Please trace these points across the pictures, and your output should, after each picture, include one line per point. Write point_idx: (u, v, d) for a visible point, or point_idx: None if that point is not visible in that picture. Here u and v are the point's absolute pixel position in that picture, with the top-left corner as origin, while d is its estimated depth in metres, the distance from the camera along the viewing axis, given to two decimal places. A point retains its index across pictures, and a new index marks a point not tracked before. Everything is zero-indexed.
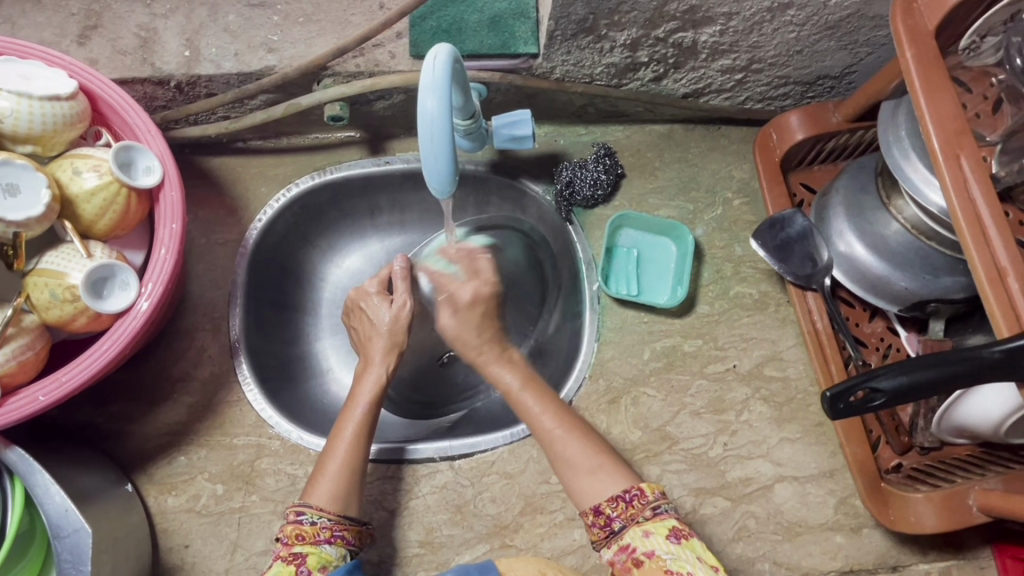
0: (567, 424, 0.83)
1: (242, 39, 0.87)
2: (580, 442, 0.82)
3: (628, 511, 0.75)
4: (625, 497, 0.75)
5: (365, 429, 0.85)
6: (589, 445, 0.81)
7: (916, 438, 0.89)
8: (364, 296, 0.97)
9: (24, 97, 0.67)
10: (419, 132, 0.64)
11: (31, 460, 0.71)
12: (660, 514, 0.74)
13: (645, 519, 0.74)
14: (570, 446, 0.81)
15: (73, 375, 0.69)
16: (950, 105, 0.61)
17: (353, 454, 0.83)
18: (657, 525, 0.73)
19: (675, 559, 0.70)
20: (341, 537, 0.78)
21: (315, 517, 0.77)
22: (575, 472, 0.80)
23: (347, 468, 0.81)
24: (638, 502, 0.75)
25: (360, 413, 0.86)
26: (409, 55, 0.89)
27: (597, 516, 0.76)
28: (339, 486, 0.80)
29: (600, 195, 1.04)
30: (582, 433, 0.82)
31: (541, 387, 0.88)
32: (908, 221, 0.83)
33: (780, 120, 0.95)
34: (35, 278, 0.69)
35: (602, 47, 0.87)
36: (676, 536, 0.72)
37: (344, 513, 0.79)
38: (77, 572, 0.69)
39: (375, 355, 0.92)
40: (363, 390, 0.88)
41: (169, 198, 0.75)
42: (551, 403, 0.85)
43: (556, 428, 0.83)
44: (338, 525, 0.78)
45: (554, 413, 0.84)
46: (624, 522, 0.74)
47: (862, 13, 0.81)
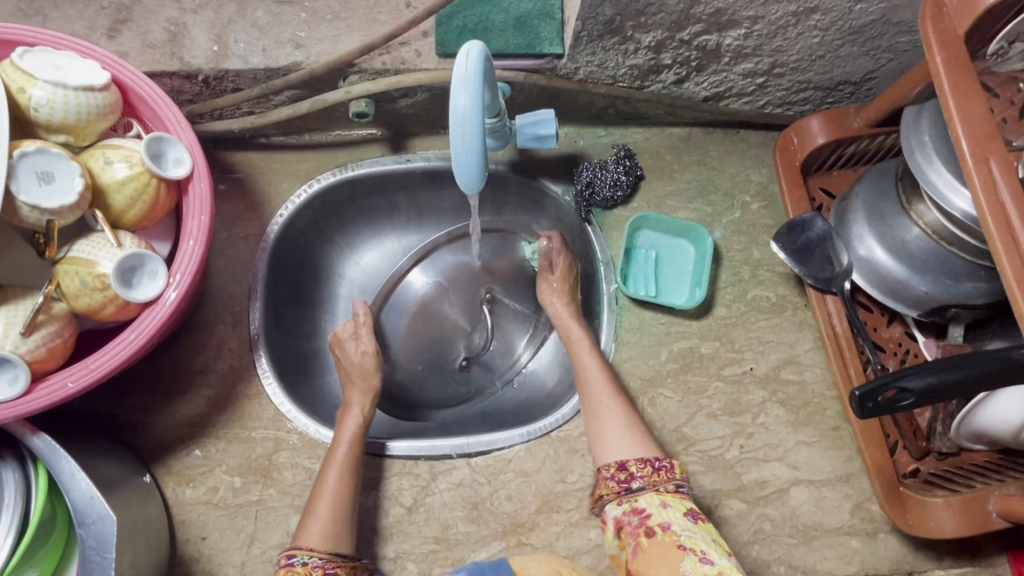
0: (613, 384, 0.90)
1: (270, 35, 0.88)
2: (620, 403, 0.87)
3: (652, 477, 0.78)
4: (653, 464, 0.79)
5: (350, 469, 0.86)
6: (628, 411, 0.86)
7: (934, 443, 0.89)
8: (337, 341, 1.00)
9: (59, 87, 0.68)
10: (451, 128, 0.65)
11: (57, 447, 0.72)
12: (681, 492, 0.77)
13: (666, 490, 0.77)
14: (614, 406, 0.87)
15: (102, 363, 0.70)
16: (980, 110, 0.61)
17: (341, 496, 0.83)
18: (675, 499, 0.76)
19: (690, 536, 0.72)
20: (335, 572, 0.79)
21: (305, 557, 0.78)
22: (608, 417, 0.86)
23: (337, 508, 0.82)
24: (665, 473, 0.78)
25: (342, 453, 0.87)
26: (435, 54, 0.89)
27: (619, 472, 0.79)
28: (330, 525, 0.81)
29: (620, 197, 1.04)
30: (623, 400, 0.88)
31: (599, 349, 0.95)
32: (928, 226, 0.83)
33: (801, 124, 0.95)
34: (65, 266, 0.69)
35: (627, 49, 0.87)
36: (693, 516, 0.74)
37: (335, 551, 0.80)
38: (101, 559, 0.69)
39: (354, 397, 0.94)
40: (344, 431, 0.89)
41: (197, 189, 0.75)
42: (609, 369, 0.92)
43: (604, 387, 0.89)
44: (329, 563, 0.79)
45: (608, 374, 0.91)
46: (643, 484, 0.78)
47: (887, 18, 0.82)
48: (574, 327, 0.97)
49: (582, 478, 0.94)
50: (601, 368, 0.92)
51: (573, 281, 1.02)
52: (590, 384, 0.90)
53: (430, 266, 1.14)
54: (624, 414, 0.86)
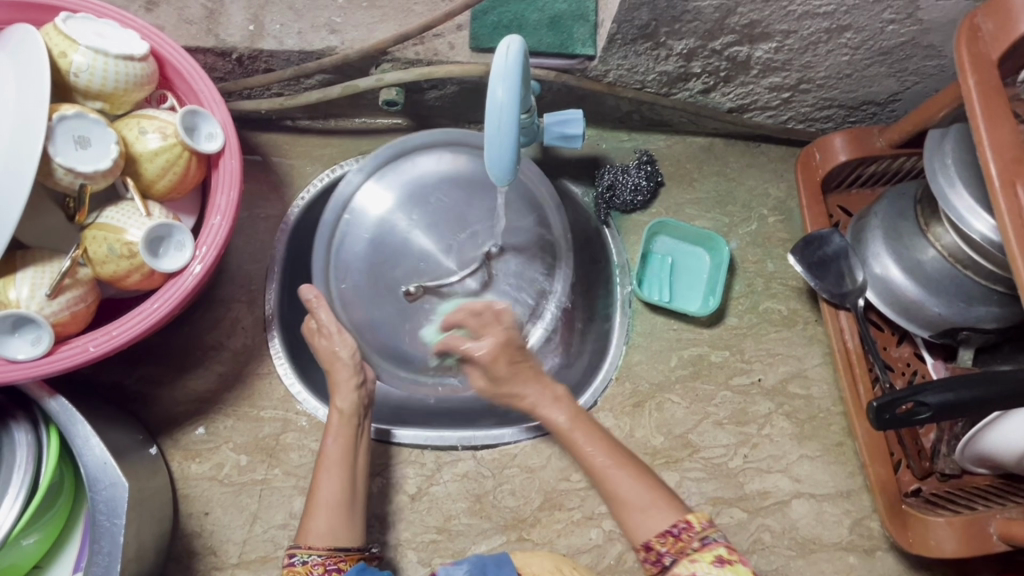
0: (617, 456, 0.77)
1: (306, 18, 0.89)
2: (632, 479, 0.76)
3: (675, 545, 0.71)
4: (672, 532, 0.72)
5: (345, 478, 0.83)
6: (640, 476, 0.76)
7: (938, 464, 0.89)
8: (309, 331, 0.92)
9: (100, 54, 0.68)
10: (487, 118, 0.66)
11: (73, 411, 0.72)
12: (707, 543, 0.70)
13: (692, 549, 0.70)
14: (622, 480, 0.76)
15: (124, 330, 0.70)
16: (1010, 133, 0.62)
17: (342, 480, 0.82)
18: (703, 554, 0.70)
19: None
20: (336, 568, 0.77)
21: (305, 556, 0.77)
22: (626, 506, 0.75)
23: (337, 501, 0.81)
24: (684, 535, 0.71)
25: (328, 449, 0.85)
26: (469, 47, 0.90)
27: (648, 552, 0.73)
28: (333, 521, 0.80)
29: (640, 202, 1.05)
30: (634, 469, 0.77)
31: (591, 423, 0.81)
32: (945, 249, 0.84)
33: (824, 140, 0.96)
34: (94, 232, 0.69)
35: (658, 54, 0.88)
36: (720, 561, 0.68)
37: (336, 546, 0.78)
38: (112, 525, 0.69)
39: (342, 381, 0.88)
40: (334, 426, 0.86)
41: (227, 165, 0.76)
42: (609, 440, 0.79)
43: (610, 464, 0.77)
44: (331, 559, 0.77)
45: (606, 447, 0.78)
46: (673, 557, 0.71)
47: (917, 41, 0.83)
48: (556, 411, 0.81)
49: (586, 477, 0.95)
50: (600, 443, 0.78)
51: (511, 342, 0.82)
52: (594, 465, 0.77)
53: (384, 177, 0.99)
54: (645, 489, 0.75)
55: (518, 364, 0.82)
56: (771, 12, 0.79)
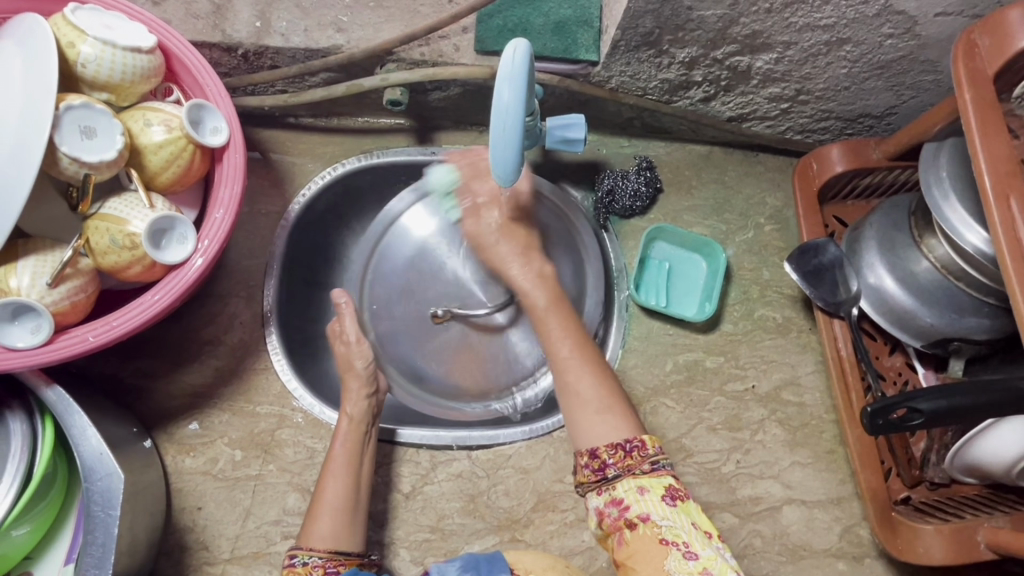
0: (582, 351, 0.76)
1: (312, 16, 0.89)
2: (593, 377, 0.74)
3: (624, 461, 0.69)
4: (625, 447, 0.70)
5: (348, 478, 0.84)
6: (602, 378, 0.74)
7: (927, 473, 0.90)
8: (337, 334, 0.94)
9: (108, 45, 0.69)
10: (492, 119, 0.67)
11: (70, 401, 0.72)
12: (657, 469, 0.69)
13: (641, 472, 0.69)
14: (581, 377, 0.74)
15: (124, 321, 0.70)
16: (1005, 148, 0.63)
17: (345, 487, 0.83)
18: (653, 482, 0.68)
19: (671, 527, 0.66)
20: (336, 571, 0.77)
21: (306, 558, 0.77)
22: (578, 407, 0.73)
23: (341, 505, 0.82)
24: (637, 454, 0.69)
25: (337, 451, 0.86)
26: (474, 50, 0.91)
27: (591, 459, 0.70)
28: (336, 525, 0.81)
29: (639, 208, 1.06)
30: (596, 367, 0.75)
31: (567, 311, 0.79)
32: (938, 260, 0.85)
33: (822, 151, 0.98)
34: (96, 222, 0.69)
35: (661, 62, 0.89)
36: (671, 497, 0.68)
37: (336, 550, 0.79)
38: (106, 515, 0.69)
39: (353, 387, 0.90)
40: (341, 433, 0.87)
41: (232, 160, 0.76)
42: (578, 330, 0.78)
43: (570, 355, 0.75)
44: (330, 562, 0.78)
45: (574, 337, 0.77)
46: (618, 472, 0.69)
47: (915, 56, 0.85)
48: (535, 289, 0.81)
49: None
50: (567, 331, 0.77)
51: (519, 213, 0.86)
52: (558, 356, 0.76)
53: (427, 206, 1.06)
54: (601, 389, 0.74)
55: (523, 232, 0.85)
56: (773, 23, 0.80)
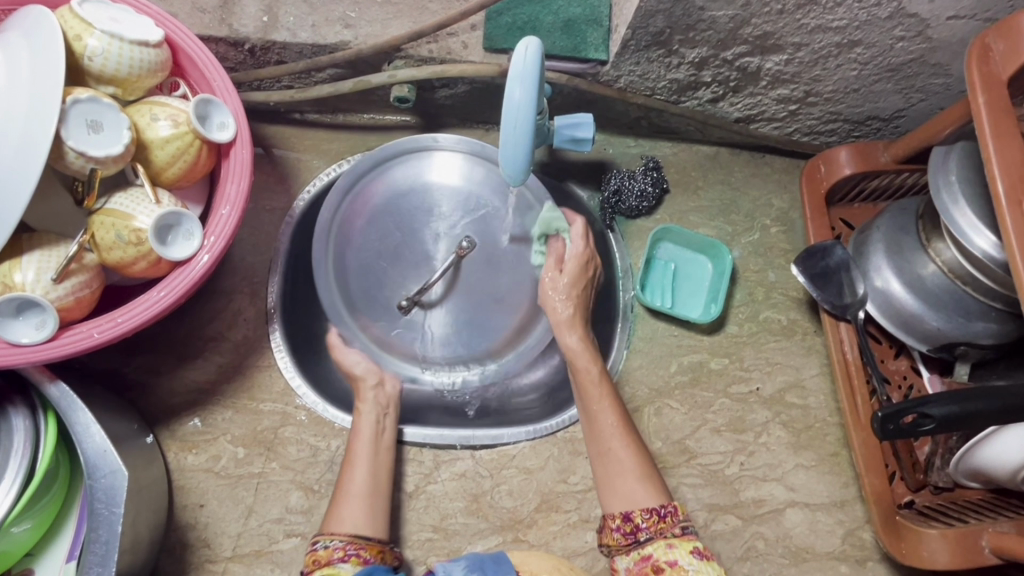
0: (624, 422, 0.85)
1: (320, 12, 0.89)
2: (629, 445, 0.83)
3: (658, 524, 0.75)
4: (659, 511, 0.76)
5: (380, 473, 0.85)
6: (639, 452, 0.82)
7: (932, 477, 0.90)
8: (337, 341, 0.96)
9: (116, 39, 0.68)
10: (503, 118, 0.66)
11: (73, 397, 0.71)
12: (687, 533, 0.75)
13: (672, 534, 0.74)
14: (621, 448, 0.82)
15: (129, 318, 0.69)
16: (1018, 153, 0.63)
17: (370, 477, 0.84)
18: (683, 542, 0.74)
19: (697, 572, 0.70)
20: (358, 555, 0.76)
21: (327, 542, 0.77)
22: (619, 472, 0.80)
23: (372, 492, 0.83)
24: (670, 518, 0.75)
25: (357, 444, 0.87)
26: (482, 47, 0.91)
27: (624, 522, 0.76)
28: (363, 511, 0.81)
29: (645, 208, 1.05)
30: (634, 440, 0.83)
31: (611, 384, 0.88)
32: (945, 264, 0.85)
33: (830, 153, 0.97)
34: (101, 217, 0.69)
35: (670, 62, 0.89)
36: (699, 553, 0.72)
37: (358, 534, 0.78)
38: (110, 513, 0.68)
39: (366, 393, 0.91)
40: (364, 429, 0.88)
41: (239, 155, 0.76)
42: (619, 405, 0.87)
43: (615, 425, 0.84)
44: (351, 545, 0.77)
45: (618, 412, 0.86)
46: (650, 534, 0.75)
47: (925, 59, 0.85)
48: (586, 360, 0.89)
49: (584, 480, 0.95)
50: (612, 407, 0.86)
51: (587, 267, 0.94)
52: (598, 432, 0.84)
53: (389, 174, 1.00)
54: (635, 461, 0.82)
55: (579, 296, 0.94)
56: (785, 24, 0.79)
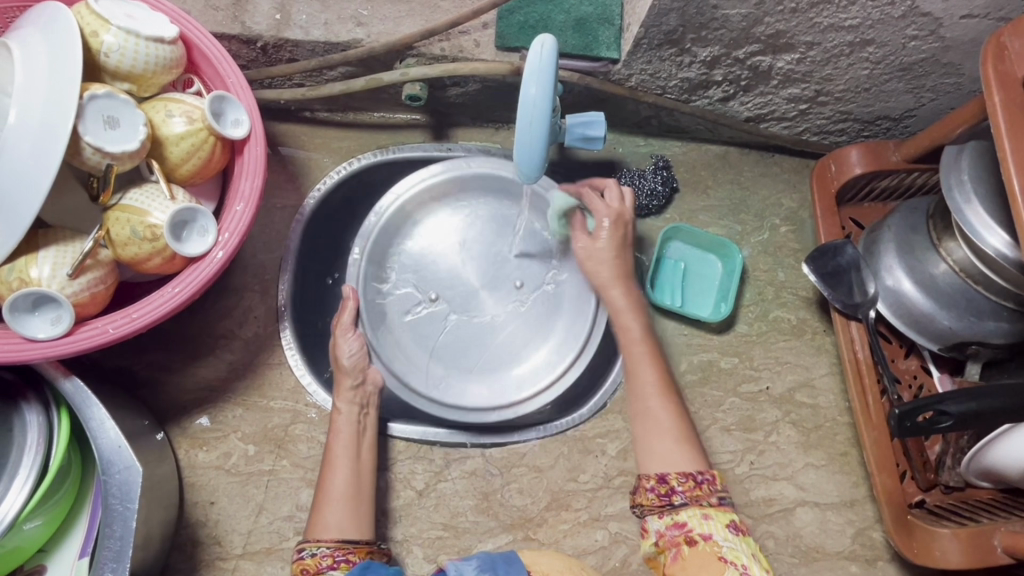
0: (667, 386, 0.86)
1: (333, 10, 0.89)
2: (671, 407, 0.84)
3: (694, 491, 0.75)
4: (696, 477, 0.76)
5: (355, 473, 0.84)
6: (677, 412, 0.84)
7: (943, 476, 0.90)
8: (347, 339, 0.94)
9: (132, 35, 0.68)
10: (518, 115, 0.66)
11: (88, 393, 0.71)
12: (723, 505, 0.75)
13: (709, 504, 0.74)
14: (663, 409, 0.84)
15: (144, 313, 0.69)
16: None
17: (350, 479, 0.83)
18: (718, 513, 0.74)
19: (732, 548, 0.70)
20: (346, 561, 0.77)
21: (314, 549, 0.77)
22: (657, 430, 0.82)
23: (352, 494, 0.82)
24: (706, 486, 0.76)
25: (336, 445, 0.86)
26: (494, 46, 0.91)
27: (660, 484, 0.76)
28: (346, 516, 0.81)
29: (655, 207, 1.05)
30: (676, 403, 0.85)
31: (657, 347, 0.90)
32: (956, 263, 0.85)
33: (841, 152, 0.97)
34: (117, 213, 0.69)
35: (682, 61, 0.89)
36: (734, 528, 0.73)
37: (345, 538, 0.78)
38: (124, 509, 0.68)
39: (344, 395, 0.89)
40: (342, 428, 0.87)
41: (252, 152, 0.76)
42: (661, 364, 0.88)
43: (659, 386, 0.85)
44: (339, 551, 0.77)
45: (659, 372, 0.87)
46: (686, 499, 0.75)
47: (937, 58, 0.85)
48: (630, 319, 0.90)
49: (594, 479, 0.95)
50: (653, 365, 0.87)
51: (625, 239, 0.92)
52: (643, 384, 0.86)
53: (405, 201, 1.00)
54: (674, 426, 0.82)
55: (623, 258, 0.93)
56: (797, 23, 0.79)
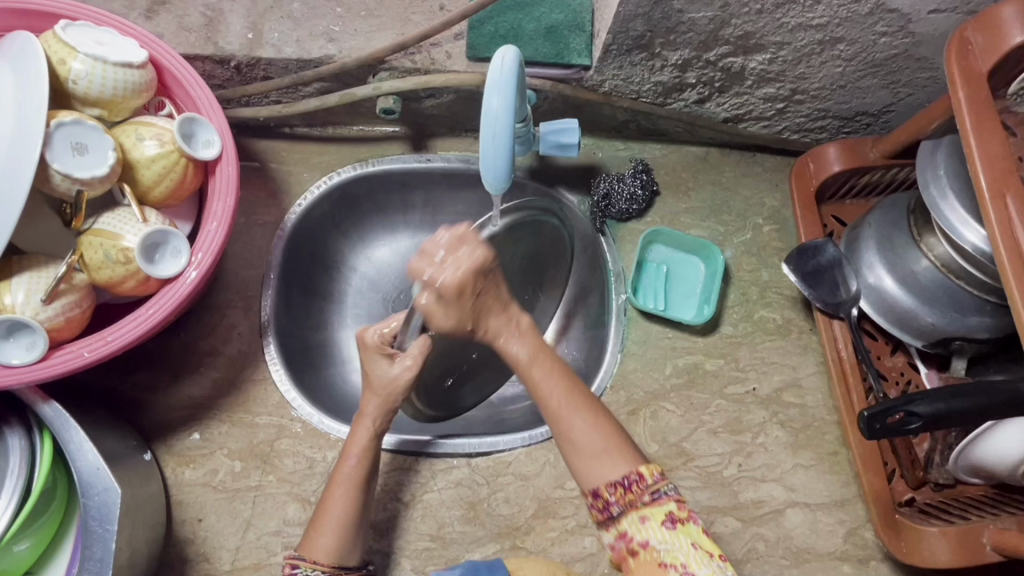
0: (577, 397, 0.73)
1: (304, 27, 0.90)
2: (588, 420, 0.72)
3: (626, 497, 0.68)
4: (624, 483, 0.68)
5: (357, 491, 0.79)
6: (599, 422, 0.72)
7: (932, 474, 0.89)
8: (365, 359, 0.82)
9: (99, 62, 0.69)
10: (482, 128, 0.66)
11: (67, 416, 0.72)
12: (658, 498, 0.68)
13: (643, 504, 0.68)
14: (579, 423, 0.72)
15: (119, 336, 0.70)
16: (1000, 146, 0.62)
17: (353, 499, 0.78)
18: (654, 510, 0.67)
19: (669, 550, 0.66)
20: None
21: (308, 570, 0.74)
22: (577, 446, 0.71)
23: (348, 515, 0.77)
24: (637, 487, 0.68)
25: (348, 466, 0.80)
26: (466, 57, 0.91)
27: (596, 500, 0.70)
28: (338, 537, 0.76)
29: (635, 210, 1.05)
30: (590, 410, 0.73)
31: (554, 360, 0.75)
32: (938, 259, 0.85)
33: (818, 150, 0.97)
34: (89, 237, 0.70)
35: (653, 65, 0.89)
36: (672, 521, 0.67)
37: (339, 566, 0.76)
38: (103, 531, 0.69)
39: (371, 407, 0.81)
40: (356, 442, 0.80)
41: (225, 171, 0.76)
42: (565, 378, 0.74)
43: (566, 400, 0.73)
44: None
45: (564, 381, 0.74)
46: (621, 508, 0.68)
47: (910, 53, 0.84)
48: (519, 344, 0.75)
49: None
50: (558, 380, 0.74)
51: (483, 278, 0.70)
52: (549, 404, 0.73)
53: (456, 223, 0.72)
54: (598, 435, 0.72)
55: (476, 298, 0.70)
56: (765, 24, 0.79)
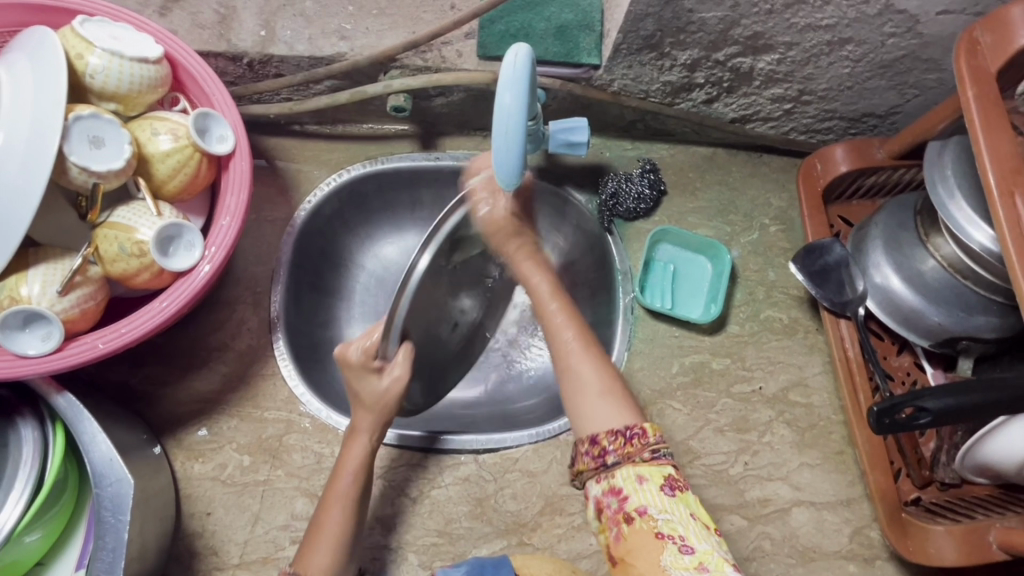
0: (585, 337, 0.77)
1: (317, 25, 0.90)
2: (593, 363, 0.75)
3: (624, 448, 0.68)
4: (625, 433, 0.68)
5: (351, 505, 0.79)
6: (601, 365, 0.75)
7: (938, 473, 0.89)
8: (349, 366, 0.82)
9: (116, 56, 0.70)
10: (494, 125, 0.67)
11: (80, 407, 0.73)
12: (657, 458, 0.67)
13: (641, 460, 0.67)
14: (584, 364, 0.75)
15: (132, 329, 0.70)
16: (1009, 145, 0.63)
17: (348, 517, 0.79)
18: (653, 470, 0.67)
19: (668, 520, 0.64)
20: None
21: None
22: (583, 392, 0.73)
23: (341, 532, 0.78)
24: (637, 441, 0.67)
25: (345, 485, 0.80)
26: (476, 55, 0.92)
27: (592, 446, 0.69)
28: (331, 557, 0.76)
29: (642, 209, 1.06)
30: (598, 355, 0.76)
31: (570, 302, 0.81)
32: (944, 259, 0.85)
33: (826, 151, 0.98)
34: (105, 230, 0.70)
35: (662, 65, 0.89)
36: (671, 487, 0.66)
37: None
38: (116, 521, 0.70)
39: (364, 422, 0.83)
40: (350, 459, 0.82)
41: (238, 167, 0.77)
42: (578, 319, 0.79)
43: (574, 342, 0.76)
44: None
45: (576, 326, 0.78)
46: (618, 459, 0.68)
47: (918, 54, 0.85)
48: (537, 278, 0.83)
49: None
50: (571, 320, 0.78)
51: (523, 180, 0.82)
52: (559, 346, 0.77)
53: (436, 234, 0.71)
54: (599, 376, 0.74)
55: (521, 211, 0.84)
56: (774, 24, 0.80)
